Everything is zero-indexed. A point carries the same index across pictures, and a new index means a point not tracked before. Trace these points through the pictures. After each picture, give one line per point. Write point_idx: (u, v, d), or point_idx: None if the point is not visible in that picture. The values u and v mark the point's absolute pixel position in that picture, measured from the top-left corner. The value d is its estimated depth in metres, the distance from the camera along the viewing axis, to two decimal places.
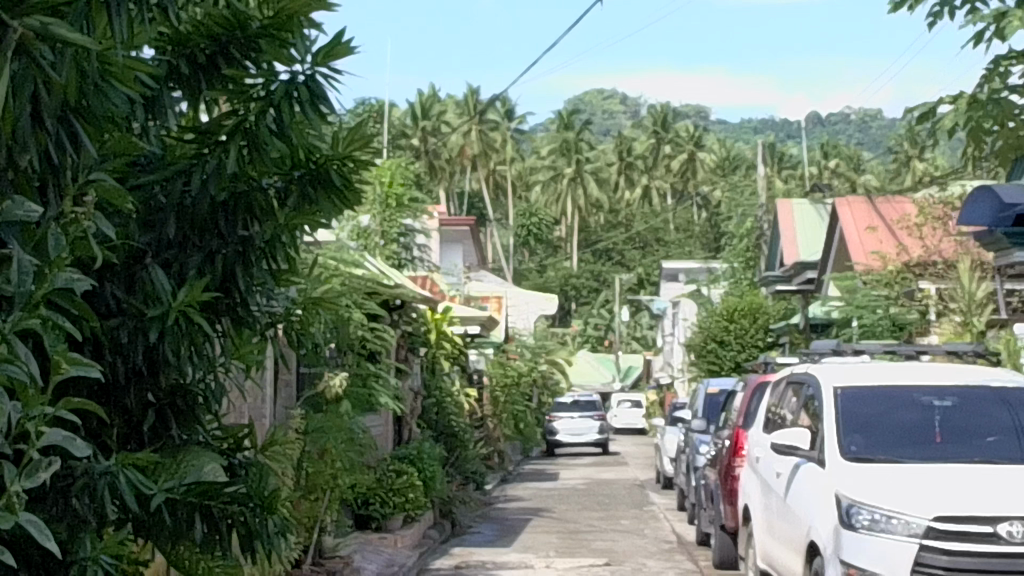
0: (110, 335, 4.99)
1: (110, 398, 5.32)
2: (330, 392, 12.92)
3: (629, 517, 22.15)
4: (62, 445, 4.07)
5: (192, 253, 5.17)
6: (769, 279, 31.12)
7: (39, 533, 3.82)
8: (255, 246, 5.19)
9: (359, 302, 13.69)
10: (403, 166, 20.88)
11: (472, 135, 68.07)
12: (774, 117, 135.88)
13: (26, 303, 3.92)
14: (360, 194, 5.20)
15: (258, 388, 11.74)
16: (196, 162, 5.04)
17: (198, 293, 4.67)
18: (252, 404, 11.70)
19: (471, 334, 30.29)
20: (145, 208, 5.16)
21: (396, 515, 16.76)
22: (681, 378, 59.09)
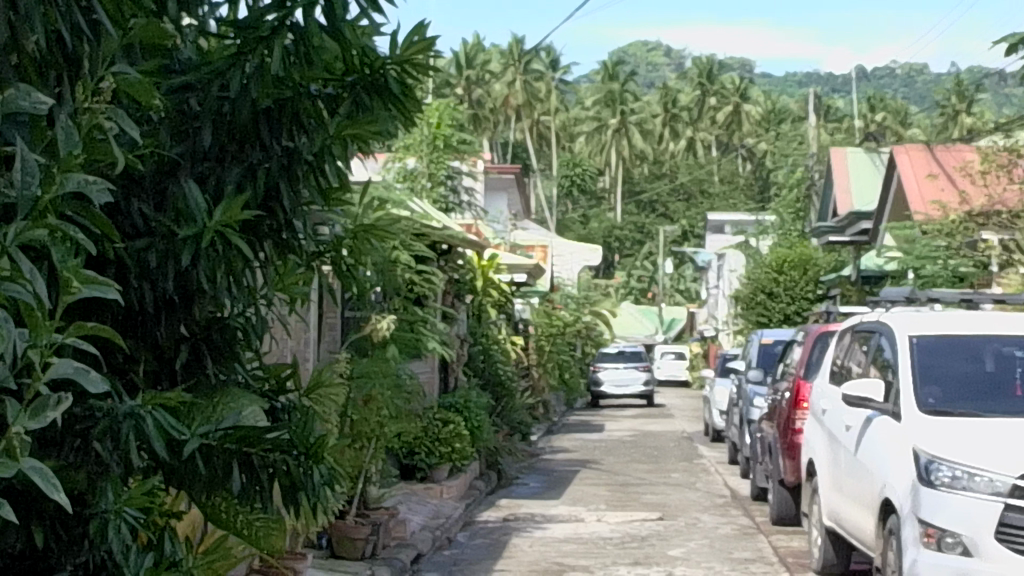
0: (135, 257, 4.45)
1: (139, 331, 4.75)
2: (376, 335, 12.46)
3: (679, 470, 21.58)
4: (76, 378, 3.54)
5: (227, 167, 4.69)
6: (823, 229, 30.51)
7: (45, 484, 3.29)
8: (302, 158, 4.68)
9: (406, 242, 13.17)
10: (452, 106, 20.23)
11: (516, 85, 67.47)
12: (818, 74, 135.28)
13: (31, 211, 3.48)
14: (420, 104, 4.70)
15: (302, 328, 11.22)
16: (236, 62, 4.53)
17: (236, 212, 4.22)
18: (296, 345, 11.19)
19: (518, 283, 29.76)
20: (177, 116, 4.70)
21: (442, 465, 16.24)
22: (726, 331, 58.57)
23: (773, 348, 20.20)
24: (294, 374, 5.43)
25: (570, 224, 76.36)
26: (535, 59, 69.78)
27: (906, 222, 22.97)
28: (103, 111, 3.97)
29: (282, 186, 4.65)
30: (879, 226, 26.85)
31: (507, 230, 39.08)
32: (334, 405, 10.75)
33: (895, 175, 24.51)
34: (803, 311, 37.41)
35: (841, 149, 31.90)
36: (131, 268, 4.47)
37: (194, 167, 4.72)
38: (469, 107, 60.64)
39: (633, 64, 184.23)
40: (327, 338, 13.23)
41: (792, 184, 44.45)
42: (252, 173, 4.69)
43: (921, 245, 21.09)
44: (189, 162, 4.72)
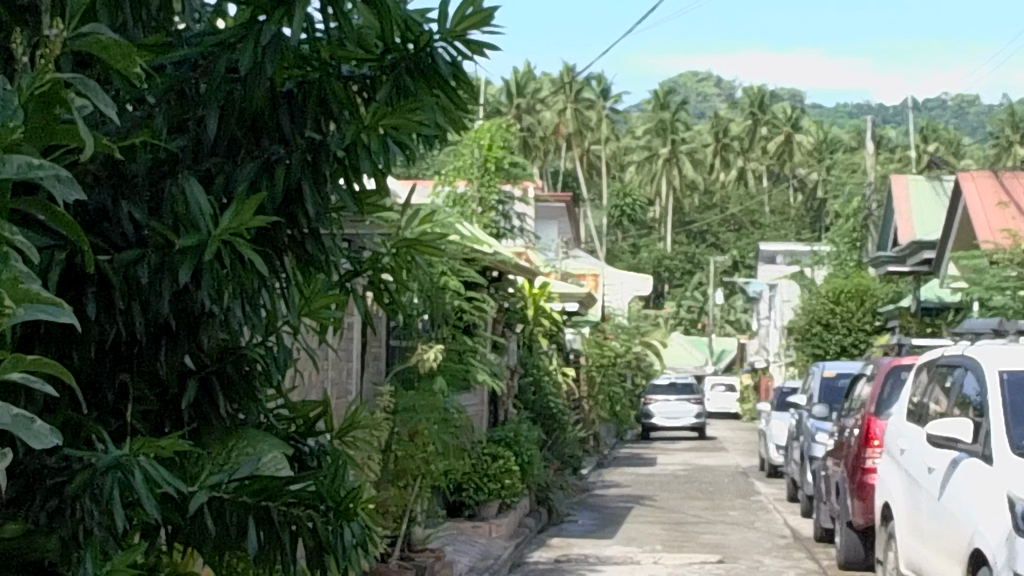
0: (122, 271, 3.88)
1: (132, 362, 4.17)
2: (423, 367, 11.71)
3: (737, 508, 20.77)
4: (15, 429, 2.96)
5: (242, 162, 4.13)
6: (883, 258, 29.69)
7: None
8: (329, 153, 4.14)
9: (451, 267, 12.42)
10: (505, 127, 19.45)
11: (567, 114, 66.92)
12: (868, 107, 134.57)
13: None
14: (470, 93, 4.27)
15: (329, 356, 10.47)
16: (243, 34, 4.01)
17: (252, 210, 3.73)
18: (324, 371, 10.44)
19: (569, 311, 29.04)
20: (178, 103, 4.18)
21: (490, 502, 15.51)
22: (777, 362, 57.75)
23: (837, 382, 19.42)
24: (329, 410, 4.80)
25: (619, 254, 75.67)
26: (586, 88, 69.19)
27: (975, 250, 22.14)
28: (66, 79, 3.39)
29: (308, 184, 4.09)
30: (941, 258, 26.02)
31: (558, 258, 38.37)
32: (374, 441, 10.04)
33: (961, 203, 23.73)
34: (859, 343, 36.56)
35: (903, 177, 31.05)
36: (115, 284, 3.88)
37: (200, 160, 4.14)
38: (521, 135, 60.07)
39: (683, 94, 184.10)
40: (370, 370, 12.51)
41: (847, 214, 43.60)
42: (271, 167, 4.12)
43: (991, 275, 20.28)
44: (194, 153, 4.14)
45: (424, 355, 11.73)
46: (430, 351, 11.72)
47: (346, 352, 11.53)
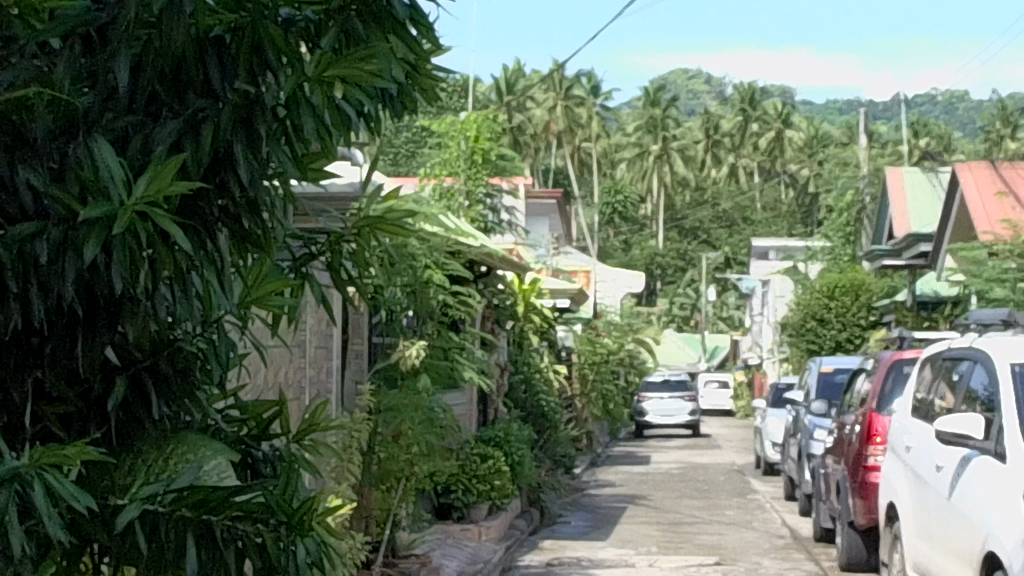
0: (21, 247, 3.66)
1: (48, 353, 4.01)
2: (405, 364, 11.23)
3: (732, 508, 20.29)
4: None
5: (159, 124, 3.96)
6: (878, 252, 29.19)
7: None
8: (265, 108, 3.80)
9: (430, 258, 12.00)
10: (492, 118, 18.99)
11: (558, 111, 66.39)
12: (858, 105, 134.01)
13: None
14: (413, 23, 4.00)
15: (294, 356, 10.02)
16: None
17: (170, 176, 3.48)
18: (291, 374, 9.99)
19: (560, 309, 28.53)
20: (84, 48, 3.98)
21: (480, 504, 15.02)
22: (771, 360, 57.20)
23: (834, 377, 18.93)
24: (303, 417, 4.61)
25: (611, 251, 75.12)
26: (576, 85, 68.78)
27: (972, 243, 21.64)
28: None
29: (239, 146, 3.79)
30: (938, 250, 25.53)
31: (548, 254, 37.90)
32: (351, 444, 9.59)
33: (958, 195, 23.24)
34: (854, 338, 36.02)
35: (899, 169, 30.54)
36: (8, 264, 3.66)
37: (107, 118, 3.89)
38: (511, 132, 59.63)
39: (673, 92, 183.48)
40: (351, 367, 11.98)
41: (841, 208, 43.12)
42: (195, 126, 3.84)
43: (991, 268, 19.80)
44: (99, 112, 3.90)
45: (408, 352, 11.21)
46: (414, 348, 11.21)
47: (325, 350, 11.02)
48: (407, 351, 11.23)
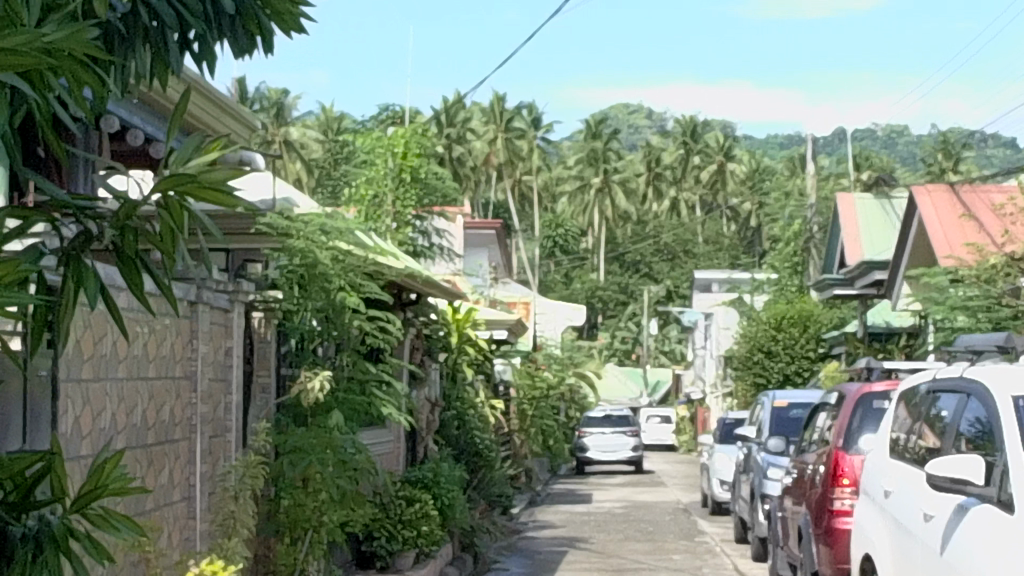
0: None
1: None
2: (308, 397, 9.94)
3: (679, 551, 19.01)
4: None
5: None
6: (829, 281, 28.02)
7: None
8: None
9: (340, 279, 10.71)
10: (422, 133, 17.89)
11: (498, 143, 65.14)
12: (798, 142, 133.34)
13: None
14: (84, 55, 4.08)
15: (179, 383, 8.73)
16: None
17: None
18: (176, 405, 8.68)
19: (497, 341, 27.22)
20: None
21: (408, 552, 13.65)
22: (715, 395, 55.94)
23: (789, 413, 17.67)
24: (94, 472, 4.65)
25: (552, 286, 73.84)
26: (517, 118, 67.48)
27: (931, 269, 20.43)
28: None
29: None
30: (891, 278, 24.35)
31: (486, 284, 36.57)
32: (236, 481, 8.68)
33: (916, 219, 22.07)
34: (803, 370, 34.85)
35: (848, 195, 29.35)
36: None
37: None
38: (450, 163, 58.27)
39: (614, 126, 182.91)
40: (255, 401, 10.57)
41: (788, 239, 41.97)
42: None
43: (954, 294, 18.63)
44: None
45: (310, 385, 9.93)
46: (318, 379, 9.93)
47: (222, 382, 9.71)
48: (310, 384, 9.94)
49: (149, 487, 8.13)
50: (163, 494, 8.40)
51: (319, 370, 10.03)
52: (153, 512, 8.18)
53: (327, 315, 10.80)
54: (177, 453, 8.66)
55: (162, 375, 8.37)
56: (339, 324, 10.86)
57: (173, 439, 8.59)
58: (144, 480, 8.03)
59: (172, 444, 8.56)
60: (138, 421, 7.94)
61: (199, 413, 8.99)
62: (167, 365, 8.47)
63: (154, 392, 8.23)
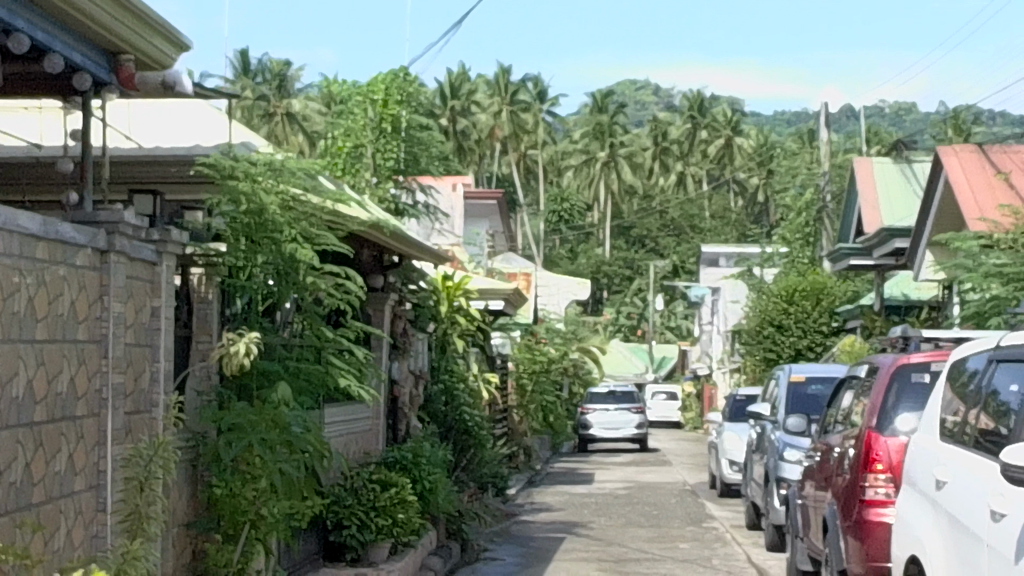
0: None
1: None
2: (234, 365, 8.43)
3: (685, 538, 17.42)
4: None
5: None
6: (844, 249, 26.43)
7: None
8: None
9: (291, 228, 9.20)
10: (406, 79, 16.44)
11: (503, 116, 63.59)
12: (802, 118, 131.93)
13: None
14: None
15: (80, 351, 7.17)
16: None
17: None
18: (74, 380, 7.12)
19: (494, 311, 25.61)
20: None
21: (382, 543, 12.14)
22: (720, 373, 54.39)
23: (807, 389, 16.13)
24: None
25: (557, 260, 72.29)
26: (522, 90, 65.90)
27: (960, 234, 18.86)
28: None
29: None
30: (912, 247, 22.76)
31: (484, 254, 34.99)
32: (139, 472, 7.15)
33: (942, 182, 20.48)
34: (816, 346, 33.26)
35: (865, 159, 27.73)
36: None
37: None
38: (453, 135, 56.66)
39: (626, 102, 182.00)
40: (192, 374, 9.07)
41: (800, 208, 40.38)
42: None
43: (990, 258, 17.05)
44: None
45: (234, 350, 8.40)
46: (244, 343, 8.42)
47: (147, 349, 8.18)
48: (234, 350, 8.42)
49: (35, 476, 6.61)
50: (56, 483, 6.88)
51: (247, 334, 8.52)
52: (38, 505, 6.65)
53: (279, 275, 9.26)
54: (78, 434, 7.14)
55: (55, 339, 6.84)
56: (295, 284, 9.33)
57: (73, 416, 7.09)
58: (25, 466, 6.51)
59: (70, 423, 7.03)
60: (18, 394, 6.41)
61: (113, 384, 7.46)
62: (60, 322, 6.89)
63: (42, 359, 6.69)
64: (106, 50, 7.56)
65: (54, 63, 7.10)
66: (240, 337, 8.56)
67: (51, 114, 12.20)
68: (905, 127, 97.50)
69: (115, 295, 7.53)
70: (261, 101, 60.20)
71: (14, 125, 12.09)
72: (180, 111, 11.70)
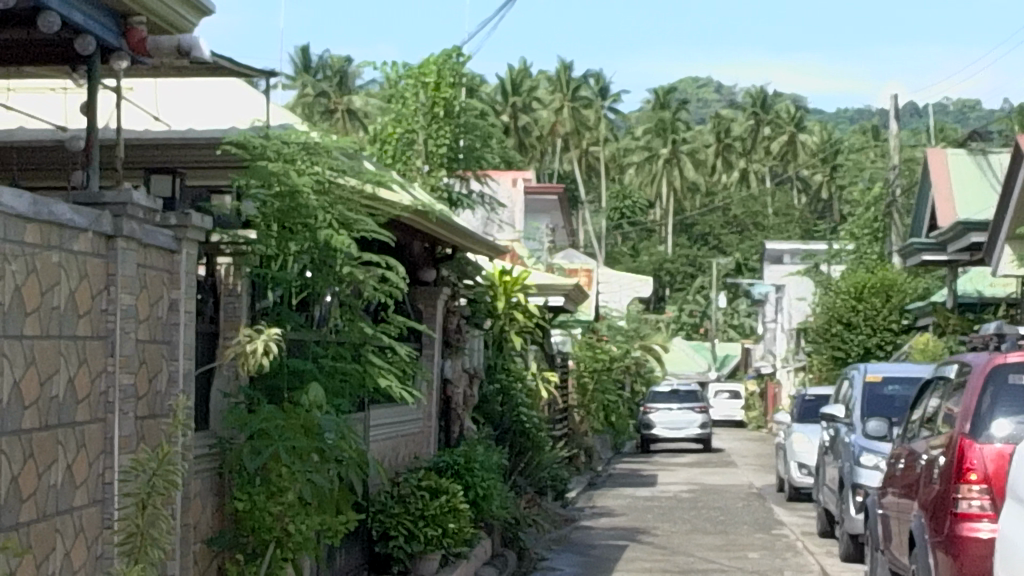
0: None
1: None
2: (255, 363, 7.61)
3: (754, 545, 16.52)
4: None
5: None
6: (917, 243, 25.48)
7: None
8: None
9: (330, 212, 8.39)
10: (459, 60, 15.68)
11: (564, 112, 62.63)
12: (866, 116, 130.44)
13: None
14: None
15: (80, 350, 6.34)
16: None
17: None
18: (72, 385, 6.26)
19: (554, 308, 24.73)
20: None
21: (433, 554, 11.33)
22: (785, 372, 53.35)
23: (883, 389, 15.23)
24: None
25: (618, 257, 71.31)
26: (583, 86, 64.95)
27: None
28: None
29: None
30: (990, 241, 21.80)
31: (544, 250, 34.10)
32: (143, 492, 6.30)
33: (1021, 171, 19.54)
34: (885, 343, 32.29)
35: (939, 151, 26.75)
36: None
37: None
38: (513, 131, 55.75)
39: (688, 99, 180.85)
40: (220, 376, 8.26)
41: (869, 202, 39.41)
42: None
43: None
44: None
45: (252, 349, 7.60)
46: (263, 342, 7.62)
47: (164, 347, 7.36)
48: (252, 349, 7.62)
49: (24, 490, 5.80)
50: (51, 498, 6.07)
51: (268, 329, 7.72)
52: (28, 524, 5.85)
53: (314, 265, 8.46)
54: (78, 442, 6.32)
55: (49, 335, 6.03)
56: (334, 275, 8.53)
57: (72, 423, 6.27)
58: (12, 480, 5.69)
59: (68, 430, 6.22)
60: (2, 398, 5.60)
61: (120, 386, 6.65)
62: (55, 313, 6.07)
63: (33, 357, 5.88)
64: (112, 11, 6.76)
65: (50, 21, 6.30)
66: (260, 332, 7.77)
67: (78, 95, 11.47)
68: (971, 123, 96.15)
69: (124, 286, 6.70)
70: (320, 99, 59.43)
71: (38, 106, 11.38)
72: (214, 89, 10.93)
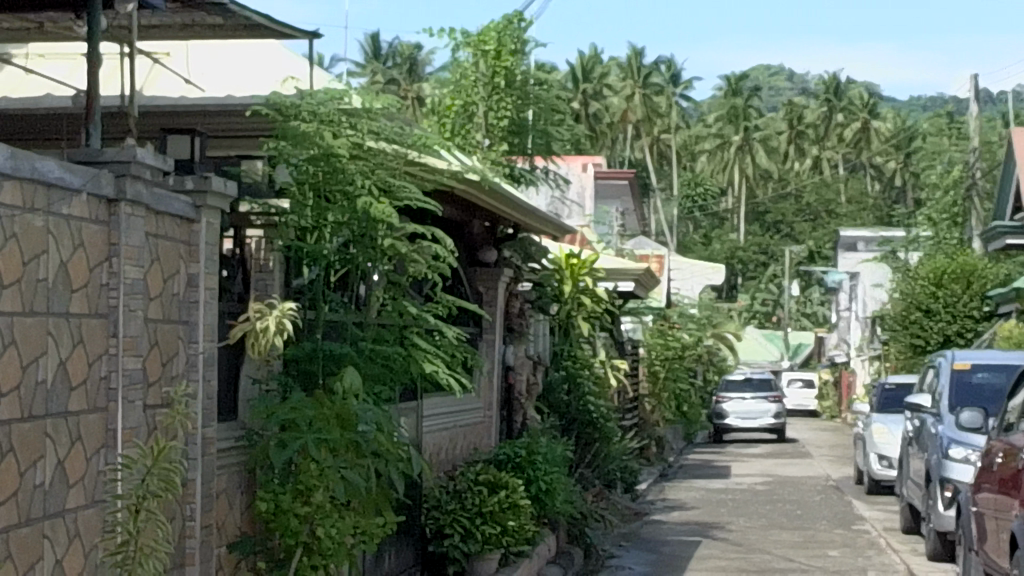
0: None
1: None
2: (271, 342, 6.82)
3: (834, 542, 15.62)
4: None
5: None
6: (1001, 226, 24.49)
7: None
8: None
9: (367, 178, 7.58)
10: (521, 26, 14.87)
11: (635, 99, 61.57)
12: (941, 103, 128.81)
13: None
14: None
15: (71, 329, 5.50)
16: None
17: None
18: (62, 373, 5.42)
19: (623, 295, 23.82)
20: None
21: (492, 554, 10.50)
22: (859, 360, 52.24)
23: (972, 378, 14.32)
24: None
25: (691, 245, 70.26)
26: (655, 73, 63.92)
27: None
28: None
29: None
30: None
31: (615, 236, 33.18)
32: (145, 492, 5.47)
33: None
34: (966, 331, 31.25)
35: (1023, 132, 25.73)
36: None
37: None
38: (584, 118, 54.77)
39: (760, 87, 179.38)
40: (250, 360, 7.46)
41: (947, 186, 38.34)
42: None
43: None
44: None
45: (266, 328, 6.80)
46: (275, 318, 6.84)
47: (181, 327, 6.54)
48: (264, 326, 6.84)
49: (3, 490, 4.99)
50: (38, 500, 5.25)
51: (282, 306, 6.95)
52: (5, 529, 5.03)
53: (353, 238, 7.64)
54: (72, 433, 5.51)
55: (33, 312, 5.22)
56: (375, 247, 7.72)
57: (64, 413, 5.45)
58: None
59: (59, 422, 5.41)
60: None
61: (124, 370, 5.84)
62: (40, 285, 5.23)
63: (13, 336, 5.08)
64: None
65: None
66: (275, 309, 6.99)
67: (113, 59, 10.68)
68: None
69: (128, 256, 5.88)
70: (390, 86, 58.53)
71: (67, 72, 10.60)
72: (255, 54, 10.13)
